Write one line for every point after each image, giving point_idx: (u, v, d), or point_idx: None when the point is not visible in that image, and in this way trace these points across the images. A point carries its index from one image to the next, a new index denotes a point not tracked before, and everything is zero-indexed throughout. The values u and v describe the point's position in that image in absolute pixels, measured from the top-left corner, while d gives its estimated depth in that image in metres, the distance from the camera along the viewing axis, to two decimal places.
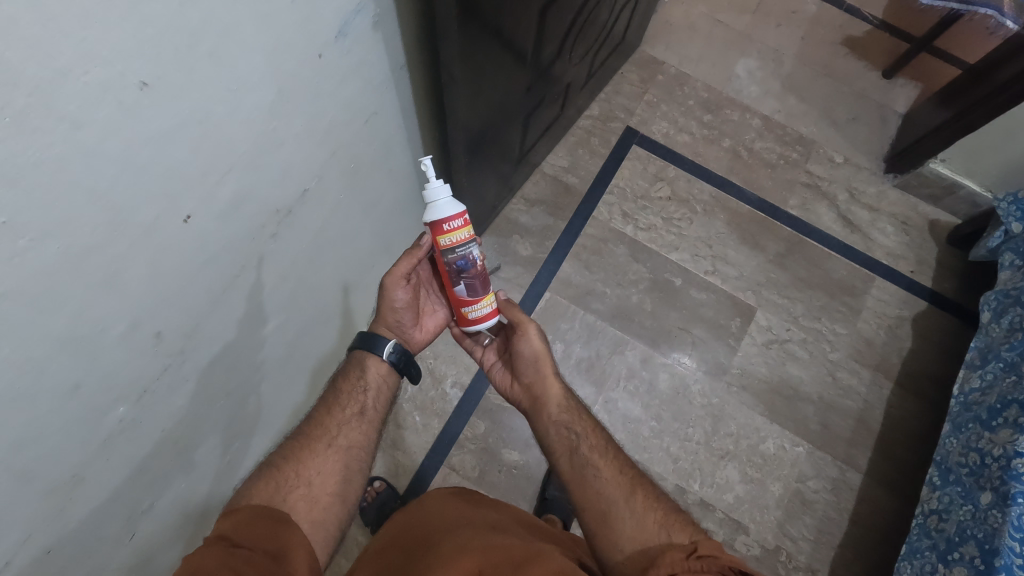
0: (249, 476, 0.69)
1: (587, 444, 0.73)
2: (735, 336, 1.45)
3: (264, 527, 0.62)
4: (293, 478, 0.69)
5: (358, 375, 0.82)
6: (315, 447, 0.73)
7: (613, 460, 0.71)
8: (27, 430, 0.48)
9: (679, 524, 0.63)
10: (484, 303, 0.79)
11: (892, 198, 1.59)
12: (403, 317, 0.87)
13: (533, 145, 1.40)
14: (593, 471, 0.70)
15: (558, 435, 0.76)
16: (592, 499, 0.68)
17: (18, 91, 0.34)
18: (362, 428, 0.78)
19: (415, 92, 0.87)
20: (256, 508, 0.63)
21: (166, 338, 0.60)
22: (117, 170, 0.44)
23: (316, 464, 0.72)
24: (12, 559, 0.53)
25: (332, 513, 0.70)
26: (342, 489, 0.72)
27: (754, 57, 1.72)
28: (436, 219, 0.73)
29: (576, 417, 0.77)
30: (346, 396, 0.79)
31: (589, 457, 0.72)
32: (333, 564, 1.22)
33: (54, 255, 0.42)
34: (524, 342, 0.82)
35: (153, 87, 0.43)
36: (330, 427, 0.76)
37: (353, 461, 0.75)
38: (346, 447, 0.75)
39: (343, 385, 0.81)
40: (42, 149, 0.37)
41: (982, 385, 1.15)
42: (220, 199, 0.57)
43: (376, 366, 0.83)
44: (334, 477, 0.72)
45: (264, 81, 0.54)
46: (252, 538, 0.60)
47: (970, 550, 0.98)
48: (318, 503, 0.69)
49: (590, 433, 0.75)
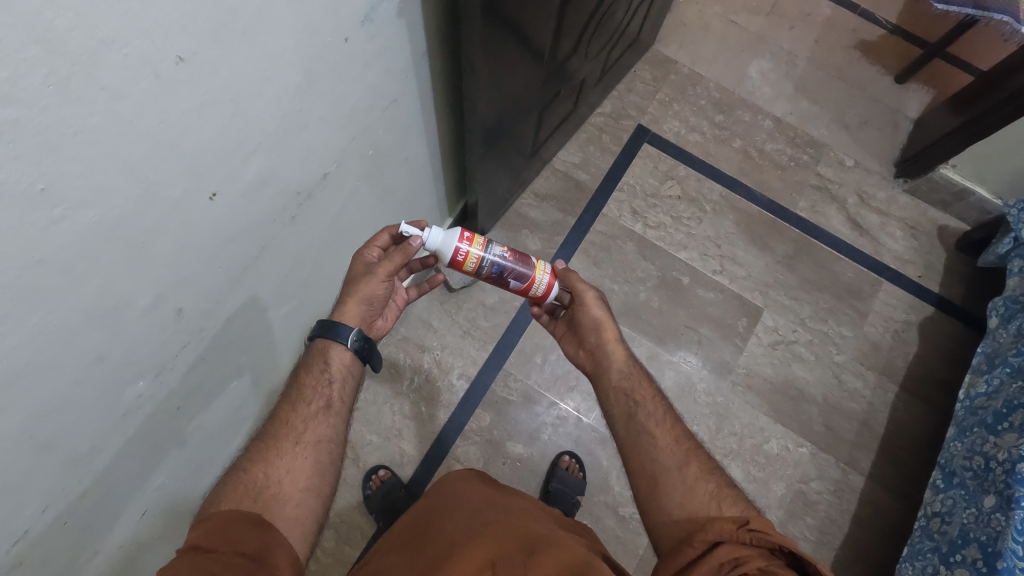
0: (218, 483, 0.64)
1: (644, 411, 0.75)
2: (742, 336, 1.45)
3: (239, 530, 0.57)
4: (263, 479, 0.64)
5: (320, 369, 0.74)
6: (282, 445, 0.67)
7: (669, 430, 0.73)
8: (55, 398, 0.49)
9: (731, 504, 0.65)
10: (540, 274, 0.83)
11: (902, 203, 1.59)
12: (377, 308, 0.81)
13: (546, 140, 1.41)
14: (649, 437, 0.73)
15: (617, 398, 0.78)
16: (645, 464, 0.71)
17: (63, 60, 0.35)
18: (331, 421, 0.72)
19: (435, 82, 0.87)
20: (227, 513, 0.59)
21: (186, 315, 0.61)
22: (150, 143, 0.45)
23: (284, 462, 0.66)
24: (30, 528, 0.54)
25: (307, 508, 0.65)
26: (316, 484, 0.67)
27: (767, 58, 1.72)
28: (451, 258, 0.80)
29: (637, 383, 0.79)
30: (310, 390, 0.72)
31: (646, 424, 0.74)
32: (335, 550, 1.23)
33: (88, 224, 0.43)
34: (585, 311, 0.84)
35: (188, 63, 0.44)
36: (296, 424, 0.70)
37: (325, 454, 0.70)
38: (316, 442, 0.70)
39: (305, 380, 0.73)
40: (82, 118, 0.38)
41: (988, 390, 1.16)
42: (245, 178, 0.58)
43: (340, 355, 0.75)
44: (306, 473, 0.67)
45: (293, 61, 0.55)
46: (226, 543, 0.56)
47: (972, 553, 0.99)
48: (290, 502, 0.64)
49: (648, 402, 0.76)
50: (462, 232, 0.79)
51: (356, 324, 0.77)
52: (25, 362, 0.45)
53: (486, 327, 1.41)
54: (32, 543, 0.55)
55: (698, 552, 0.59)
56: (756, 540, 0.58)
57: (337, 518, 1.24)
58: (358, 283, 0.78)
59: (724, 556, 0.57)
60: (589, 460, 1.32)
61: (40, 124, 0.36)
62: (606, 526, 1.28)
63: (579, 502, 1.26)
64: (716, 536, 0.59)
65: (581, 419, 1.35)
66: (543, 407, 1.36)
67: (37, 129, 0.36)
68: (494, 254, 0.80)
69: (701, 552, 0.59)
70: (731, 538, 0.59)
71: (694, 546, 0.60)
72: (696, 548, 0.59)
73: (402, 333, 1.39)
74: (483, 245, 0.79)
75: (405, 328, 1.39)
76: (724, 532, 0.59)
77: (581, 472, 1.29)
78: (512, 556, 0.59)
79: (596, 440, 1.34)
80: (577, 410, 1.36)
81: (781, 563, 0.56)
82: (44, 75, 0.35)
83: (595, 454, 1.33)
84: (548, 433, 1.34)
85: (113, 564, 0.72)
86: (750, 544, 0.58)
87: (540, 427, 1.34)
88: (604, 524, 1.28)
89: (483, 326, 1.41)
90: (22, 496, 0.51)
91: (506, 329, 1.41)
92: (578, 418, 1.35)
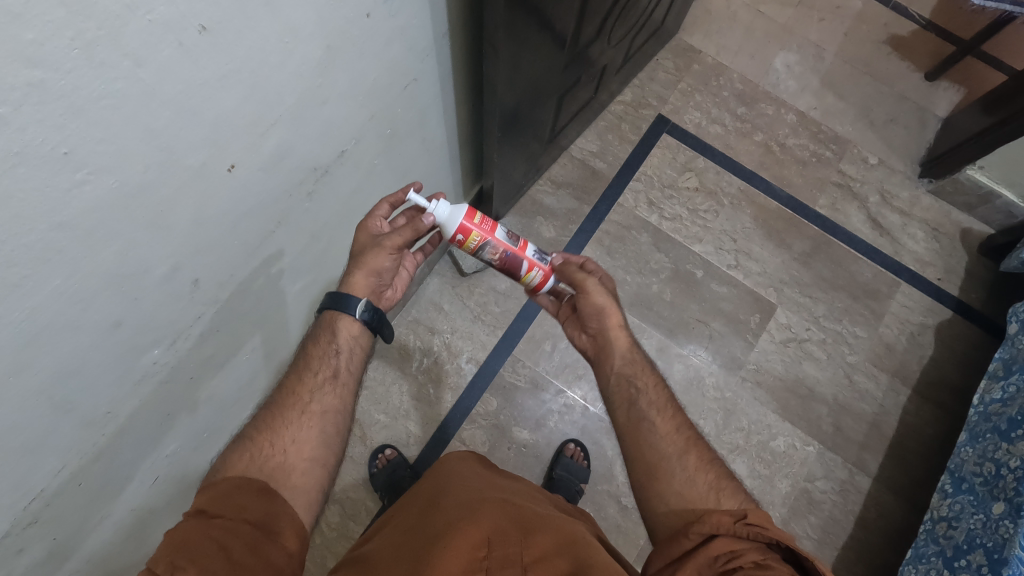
0: (222, 449, 0.65)
1: (646, 399, 0.75)
2: (754, 332, 1.44)
3: (243, 497, 0.58)
4: (268, 447, 0.65)
5: (328, 339, 0.75)
6: (288, 415, 0.68)
7: (670, 420, 0.73)
8: (73, 360, 0.50)
9: (732, 497, 0.64)
10: (528, 279, 0.83)
11: (925, 203, 1.56)
12: (387, 279, 0.80)
13: (564, 127, 1.40)
14: (650, 425, 0.72)
15: (618, 384, 0.78)
16: (644, 452, 0.70)
17: (89, 23, 0.36)
18: (337, 392, 0.72)
19: (455, 63, 0.87)
20: (233, 479, 0.59)
21: (202, 287, 0.62)
22: (172, 111, 0.45)
23: (290, 431, 0.67)
24: (47, 486, 0.55)
25: (311, 478, 0.65)
26: (320, 455, 0.67)
27: (794, 51, 1.68)
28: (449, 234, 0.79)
29: (640, 370, 0.78)
30: (318, 360, 0.73)
31: (647, 412, 0.73)
32: (339, 526, 1.25)
33: (109, 190, 0.44)
34: (587, 298, 0.82)
35: (210, 32, 0.44)
36: (302, 394, 0.70)
37: (330, 425, 0.70)
38: (321, 412, 0.70)
39: (313, 351, 0.74)
40: (106, 83, 0.39)
41: (1003, 396, 1.14)
42: (263, 151, 0.58)
43: (348, 327, 0.75)
44: (311, 443, 0.67)
45: (315, 34, 0.55)
46: (231, 509, 0.56)
47: (977, 559, 0.98)
48: (295, 471, 0.65)
49: (651, 390, 0.76)
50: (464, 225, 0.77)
51: (365, 295, 0.76)
52: (46, 323, 0.45)
53: (496, 313, 1.42)
54: (49, 500, 0.57)
55: (693, 544, 0.58)
56: (753, 535, 0.57)
57: (342, 494, 1.26)
58: (366, 255, 0.77)
59: (719, 549, 0.57)
60: (594, 449, 1.33)
61: (65, 87, 0.36)
62: (608, 514, 1.28)
63: (583, 489, 1.27)
64: (713, 529, 0.58)
65: (587, 408, 1.35)
66: (551, 394, 1.36)
67: (63, 91, 0.36)
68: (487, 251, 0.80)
69: (696, 545, 0.58)
70: (728, 532, 0.58)
71: (690, 537, 0.59)
72: (691, 540, 0.59)
73: (413, 315, 1.40)
74: (481, 243, 0.78)
75: (416, 310, 1.40)
76: (720, 526, 0.59)
77: (585, 460, 1.30)
78: (507, 538, 0.59)
79: (602, 430, 1.34)
80: (584, 398, 1.36)
81: (778, 558, 0.56)
82: (70, 38, 0.35)
83: (601, 443, 1.33)
84: (554, 420, 1.34)
85: (125, 529, 0.74)
86: (747, 538, 0.58)
87: (546, 414, 1.35)
88: (607, 513, 1.29)
89: (493, 311, 1.41)
90: (38, 456, 0.52)
91: (516, 316, 1.41)
92: (584, 406, 1.35)
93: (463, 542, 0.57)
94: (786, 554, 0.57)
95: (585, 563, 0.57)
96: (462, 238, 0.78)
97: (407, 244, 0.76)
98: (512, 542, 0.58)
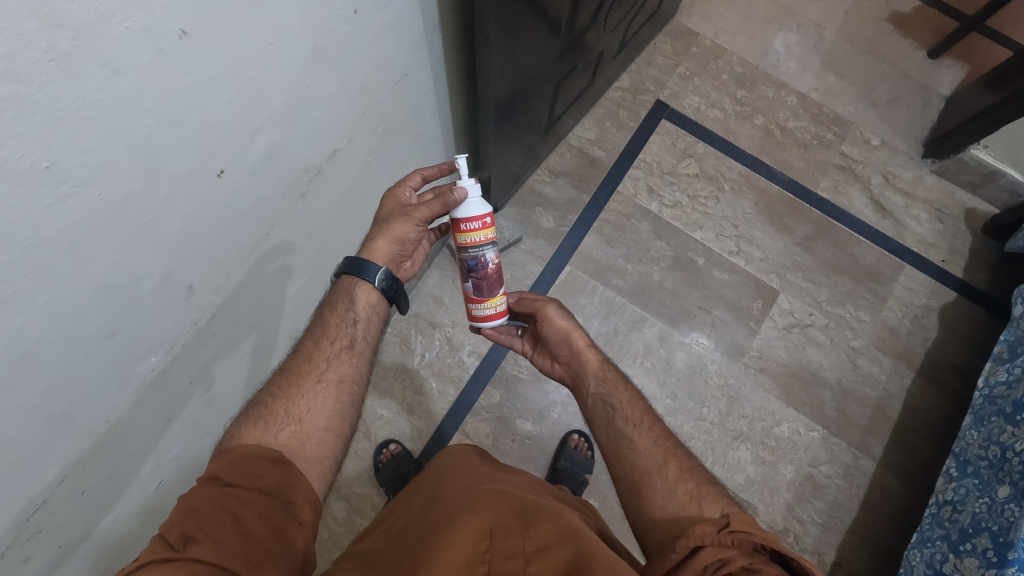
0: (237, 417, 0.63)
1: (622, 416, 0.73)
2: (756, 319, 1.43)
3: (258, 465, 0.57)
4: (283, 415, 0.64)
5: (345, 307, 0.74)
6: (304, 383, 0.67)
7: (648, 432, 0.71)
8: (67, 373, 0.50)
9: (715, 503, 0.63)
10: (493, 304, 0.80)
11: (928, 184, 1.54)
12: (407, 249, 0.80)
13: (562, 115, 1.38)
14: (628, 442, 0.70)
15: (596, 406, 0.76)
16: (626, 469, 0.69)
17: (63, 33, 0.35)
18: (353, 360, 0.72)
19: (447, 54, 0.85)
20: (248, 447, 0.58)
21: (197, 292, 0.61)
22: (156, 118, 0.44)
23: (306, 400, 0.66)
24: (50, 496, 0.55)
25: (326, 448, 0.65)
26: (336, 424, 0.67)
27: (794, 31, 1.65)
28: (458, 216, 0.74)
29: (614, 387, 0.77)
30: (334, 328, 0.72)
31: (625, 429, 0.72)
32: (346, 521, 1.25)
33: (96, 201, 0.43)
34: (549, 325, 0.82)
35: (192, 36, 0.43)
36: (318, 361, 0.69)
37: (346, 395, 0.69)
38: (337, 381, 0.69)
39: (329, 317, 0.73)
40: (85, 92, 0.38)
41: (1009, 378, 1.13)
42: (253, 153, 0.57)
43: (367, 295, 0.75)
44: (327, 412, 0.66)
45: (302, 33, 0.54)
46: (246, 478, 0.55)
47: (983, 542, 0.98)
48: (310, 440, 0.64)
49: (626, 405, 0.74)
50: (491, 215, 0.74)
51: (384, 263, 0.77)
52: (37, 338, 0.45)
53: None
54: (52, 509, 0.57)
55: (682, 556, 0.57)
56: (738, 541, 0.56)
57: (347, 490, 1.27)
58: (389, 223, 0.77)
59: (708, 559, 0.55)
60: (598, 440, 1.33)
61: (42, 100, 0.35)
62: (613, 504, 1.29)
63: (587, 480, 1.27)
64: (698, 540, 0.57)
65: None
66: (553, 385, 1.36)
67: (40, 105, 0.35)
68: (483, 254, 0.76)
69: (684, 556, 0.57)
70: (714, 541, 0.57)
71: (677, 550, 0.57)
72: (679, 553, 0.57)
73: (414, 309, 1.39)
74: (489, 241, 0.75)
75: (416, 304, 1.40)
76: (705, 535, 0.57)
77: (589, 450, 1.30)
78: (508, 529, 0.58)
79: None
80: None
81: (765, 560, 0.55)
82: (43, 50, 0.34)
83: None
84: (557, 411, 1.34)
85: (132, 531, 0.74)
86: (734, 545, 0.56)
87: (549, 406, 1.34)
88: (611, 503, 1.29)
89: None
90: (39, 467, 0.52)
91: None
92: None
93: (462, 537, 0.57)
94: (772, 556, 0.56)
95: (587, 551, 0.56)
96: (490, 223, 0.75)
97: (434, 215, 0.76)
98: (513, 537, 0.57)
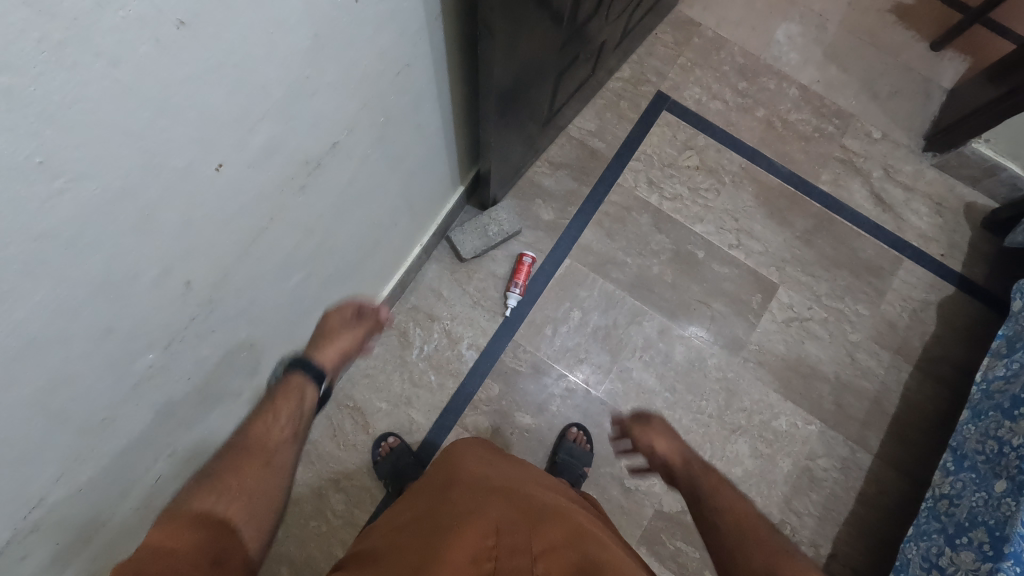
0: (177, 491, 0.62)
1: (727, 524, 0.73)
2: (756, 312, 1.43)
3: (194, 531, 0.55)
4: (225, 486, 0.64)
5: (295, 401, 0.83)
6: (248, 467, 0.68)
7: (755, 539, 0.70)
8: (64, 370, 0.49)
9: None
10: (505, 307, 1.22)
11: (929, 177, 1.54)
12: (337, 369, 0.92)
13: (562, 106, 1.36)
14: (740, 553, 0.69)
15: (706, 523, 0.76)
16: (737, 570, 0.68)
17: (57, 23, 0.33)
18: (292, 449, 0.76)
19: (448, 45, 0.83)
20: (188, 512, 0.57)
21: (195, 288, 0.60)
22: (154, 111, 0.43)
23: (248, 478, 0.67)
24: (47, 494, 0.55)
25: (263, 520, 0.64)
26: (274, 501, 0.67)
27: (797, 22, 1.64)
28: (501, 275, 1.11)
29: (723, 491, 0.80)
30: (279, 417, 0.79)
31: (733, 538, 0.71)
32: (345, 513, 1.25)
33: (92, 196, 0.42)
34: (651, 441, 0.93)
35: (190, 27, 0.42)
36: (268, 447, 0.73)
37: (285, 480, 0.71)
38: (280, 466, 0.72)
39: (278, 405, 0.81)
40: (80, 85, 0.36)
41: (1006, 373, 1.13)
42: (252, 146, 0.56)
43: (308, 393, 0.86)
44: (265, 490, 0.67)
45: (303, 22, 0.52)
46: (188, 543, 0.53)
47: (979, 536, 0.98)
48: (248, 508, 0.63)
49: (737, 505, 0.77)
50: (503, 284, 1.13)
51: (325, 364, 0.89)
52: (32, 337, 0.44)
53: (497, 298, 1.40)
54: (50, 507, 0.56)
55: None
56: None
57: (346, 482, 1.26)
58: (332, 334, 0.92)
59: None
60: (597, 433, 1.33)
61: (35, 92, 0.34)
62: (611, 496, 1.29)
63: (586, 473, 1.27)
64: None
65: (589, 392, 1.35)
66: (552, 378, 1.36)
67: (34, 97, 0.34)
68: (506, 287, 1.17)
69: None
70: None
71: None
72: None
73: (412, 302, 1.38)
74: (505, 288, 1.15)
75: (415, 297, 1.38)
76: None
77: (588, 444, 1.30)
78: (516, 528, 0.58)
79: (604, 412, 1.34)
80: (585, 382, 1.36)
81: None
82: (35, 41, 0.33)
83: (603, 426, 1.33)
84: (556, 404, 1.34)
85: (128, 525, 0.74)
86: None
87: (548, 399, 1.34)
88: (610, 495, 1.29)
89: (494, 296, 1.40)
90: (37, 463, 0.51)
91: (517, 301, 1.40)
92: (586, 390, 1.35)
93: (471, 533, 0.56)
94: None
95: (592, 561, 0.56)
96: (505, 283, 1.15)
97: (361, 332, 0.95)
98: (518, 540, 0.56)
